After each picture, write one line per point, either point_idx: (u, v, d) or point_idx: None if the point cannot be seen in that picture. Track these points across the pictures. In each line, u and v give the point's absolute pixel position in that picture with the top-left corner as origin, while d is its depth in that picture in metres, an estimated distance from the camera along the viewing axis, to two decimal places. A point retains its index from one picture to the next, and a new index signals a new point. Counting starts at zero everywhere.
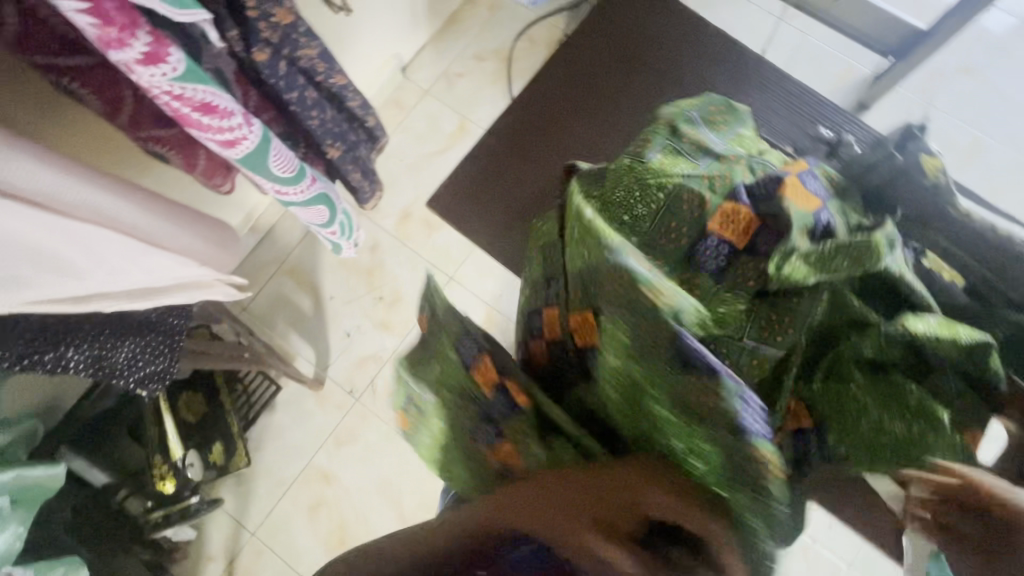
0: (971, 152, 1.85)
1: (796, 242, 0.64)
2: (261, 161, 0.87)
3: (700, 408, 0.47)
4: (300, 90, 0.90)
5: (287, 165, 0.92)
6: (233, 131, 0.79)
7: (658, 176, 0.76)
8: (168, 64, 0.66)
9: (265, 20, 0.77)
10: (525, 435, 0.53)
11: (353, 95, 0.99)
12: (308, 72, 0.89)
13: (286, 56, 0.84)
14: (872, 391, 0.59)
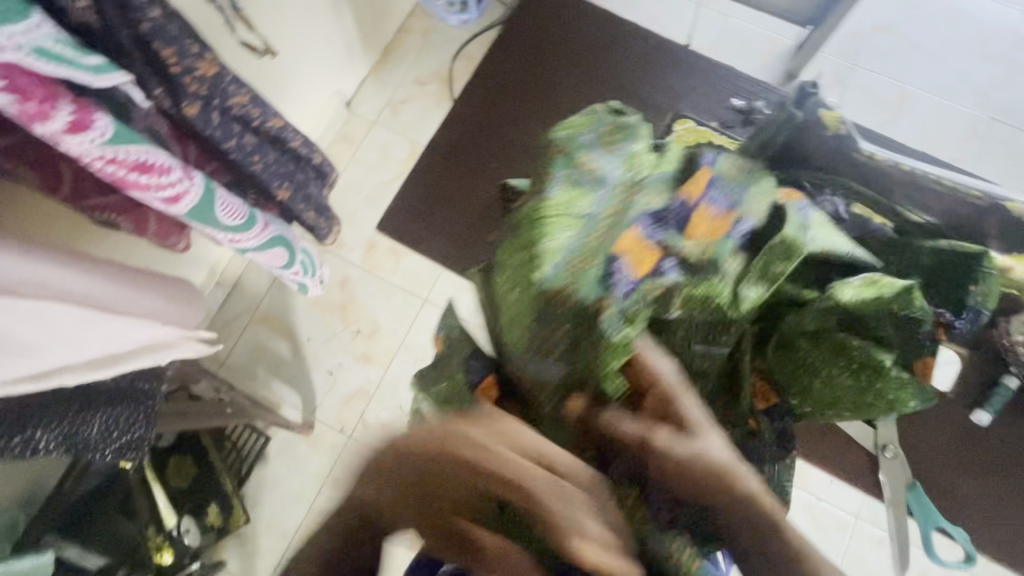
0: (899, 103, 1.95)
1: (716, 265, 0.61)
2: (208, 212, 0.88)
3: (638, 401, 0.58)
4: (237, 137, 0.90)
5: (236, 214, 0.93)
6: (173, 188, 0.80)
7: (547, 248, 0.62)
8: (99, 129, 0.67)
9: (189, 74, 0.78)
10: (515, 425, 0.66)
11: (293, 134, 1.00)
12: (243, 119, 0.90)
13: (217, 106, 0.85)
14: (819, 355, 0.63)
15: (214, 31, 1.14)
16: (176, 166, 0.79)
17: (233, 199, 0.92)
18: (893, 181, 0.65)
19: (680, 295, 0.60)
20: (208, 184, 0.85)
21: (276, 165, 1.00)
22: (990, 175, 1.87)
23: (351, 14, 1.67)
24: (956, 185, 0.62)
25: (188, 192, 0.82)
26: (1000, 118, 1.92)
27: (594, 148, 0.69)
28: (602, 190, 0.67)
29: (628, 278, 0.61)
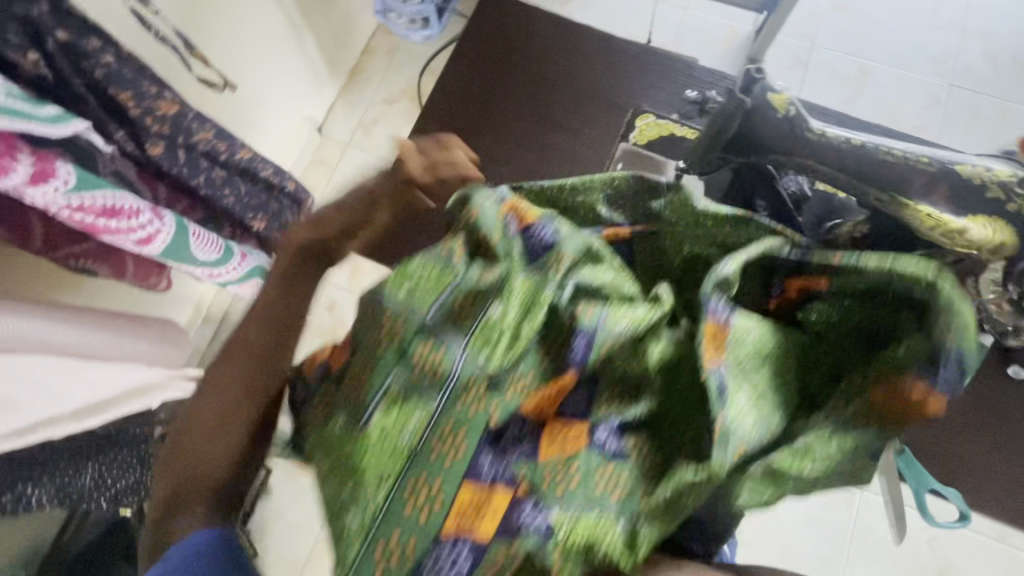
0: (860, 79, 1.98)
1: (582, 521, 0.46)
2: (182, 249, 0.88)
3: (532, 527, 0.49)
4: (206, 172, 0.90)
5: (211, 247, 0.93)
6: (144, 228, 0.80)
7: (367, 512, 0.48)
8: (59, 176, 0.67)
9: (149, 115, 0.78)
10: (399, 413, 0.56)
11: (263, 164, 1.00)
12: (210, 154, 0.90)
13: (182, 143, 0.85)
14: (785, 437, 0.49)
15: (177, 70, 1.14)
16: (144, 206, 0.80)
17: (207, 233, 0.92)
18: (865, 166, 0.60)
19: (556, 548, 0.45)
20: (179, 221, 0.86)
21: (249, 196, 1.00)
22: (956, 140, 1.91)
23: (313, 40, 1.68)
24: (912, 154, 0.59)
25: (160, 230, 0.83)
26: (958, 84, 1.96)
27: (436, 334, 0.52)
28: (438, 395, 0.50)
29: (464, 558, 0.46)
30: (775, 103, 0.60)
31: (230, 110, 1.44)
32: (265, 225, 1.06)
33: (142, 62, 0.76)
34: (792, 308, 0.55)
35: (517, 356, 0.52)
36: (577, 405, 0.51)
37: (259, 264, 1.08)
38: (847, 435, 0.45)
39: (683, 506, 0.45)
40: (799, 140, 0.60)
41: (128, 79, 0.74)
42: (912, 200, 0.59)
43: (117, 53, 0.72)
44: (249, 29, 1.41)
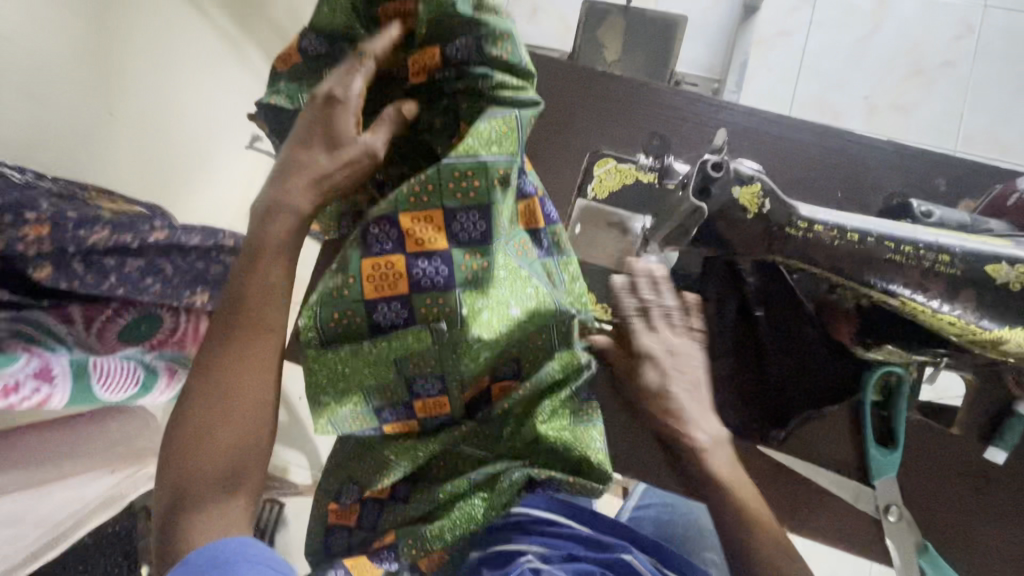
0: (877, 13, 1.59)
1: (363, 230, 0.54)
2: (87, 400, 0.60)
3: (374, 284, 0.53)
4: (117, 271, 0.61)
5: (129, 384, 0.64)
6: (40, 397, 0.56)
7: (413, 342, 0.55)
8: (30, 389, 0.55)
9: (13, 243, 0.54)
10: (353, 301, 0.54)
11: (190, 231, 0.66)
12: (116, 250, 0.60)
13: (74, 253, 0.58)
14: (360, 353, 0.54)
15: (133, 163, 0.96)
16: (30, 373, 0.55)
17: (119, 364, 0.63)
18: (866, 264, 0.47)
19: (327, 307, 0.53)
20: (82, 363, 0.60)
21: (188, 269, 0.66)
22: (997, 73, 1.55)
23: (265, 61, 1.30)
24: (925, 253, 0.45)
25: (58, 393, 0.57)
26: (994, 3, 1.56)
27: (334, 309, 0.54)
28: (362, 292, 0.53)
29: (404, 409, 0.59)
30: (742, 204, 0.47)
31: (213, 205, 1.21)
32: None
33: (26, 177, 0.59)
34: (415, 256, 0.54)
35: (366, 309, 0.54)
36: (395, 313, 0.55)
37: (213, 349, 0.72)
38: (364, 292, 0.54)
39: (388, 322, 0.55)
40: (779, 239, 0.48)
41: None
42: (923, 305, 0.46)
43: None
44: (215, 95, 1.15)
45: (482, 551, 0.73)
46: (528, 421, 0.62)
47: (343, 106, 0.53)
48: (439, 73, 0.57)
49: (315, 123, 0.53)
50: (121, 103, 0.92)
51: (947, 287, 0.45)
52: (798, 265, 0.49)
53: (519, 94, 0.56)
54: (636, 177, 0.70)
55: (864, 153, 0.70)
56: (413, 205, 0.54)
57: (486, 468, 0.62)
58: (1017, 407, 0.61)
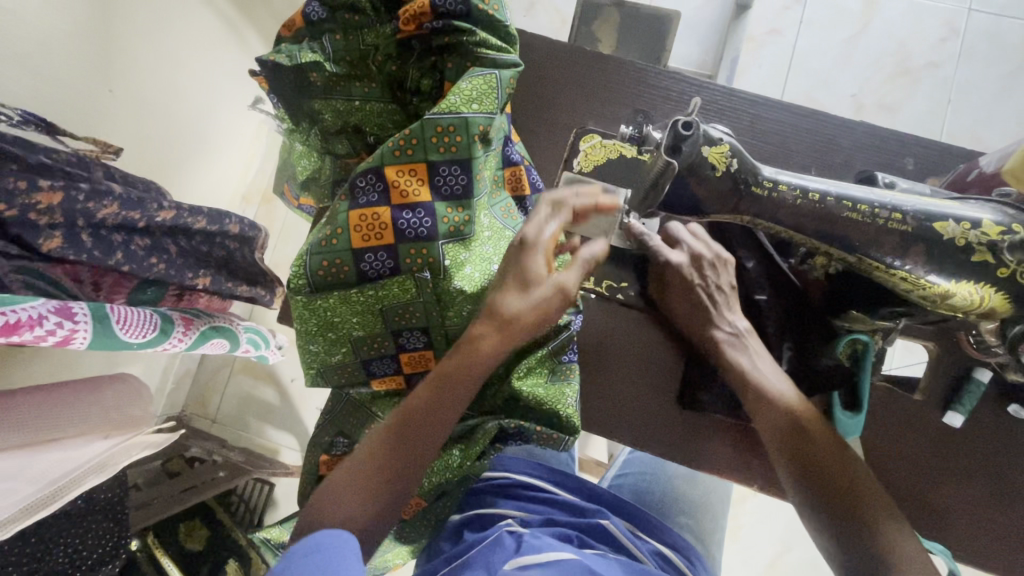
0: (865, 15, 1.63)
1: (355, 181, 0.57)
2: (110, 342, 0.62)
3: (359, 232, 0.56)
4: (124, 247, 0.66)
5: (149, 328, 0.68)
6: (60, 334, 0.58)
7: (399, 295, 0.58)
8: (53, 328, 0.57)
9: (28, 211, 0.57)
10: (376, 274, 0.57)
11: (195, 214, 0.72)
12: (126, 227, 0.65)
13: (84, 226, 0.62)
14: (348, 302, 0.58)
15: (133, 139, 0.99)
16: (46, 309, 0.57)
17: (134, 311, 0.67)
18: (828, 224, 0.50)
19: (318, 254, 0.56)
20: (97, 306, 0.62)
21: (190, 250, 0.74)
22: (982, 73, 1.59)
23: (264, 44, 1.32)
24: (880, 210, 0.49)
25: (79, 331, 0.59)
26: (978, 6, 1.60)
27: (324, 255, 0.56)
28: (346, 243, 0.56)
29: (390, 363, 0.62)
30: (710, 162, 0.50)
31: (207, 179, 1.24)
32: (257, 283, 0.85)
33: (35, 142, 0.61)
34: (399, 209, 0.56)
35: (347, 257, 0.56)
36: (382, 263, 0.57)
37: (210, 322, 0.79)
38: (345, 238, 0.56)
39: (373, 272, 0.57)
40: (745, 198, 0.52)
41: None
42: (880, 262, 0.50)
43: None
44: (212, 77, 1.17)
45: (463, 515, 0.76)
46: (508, 379, 0.65)
47: (534, 248, 0.54)
48: (429, 24, 0.59)
49: (509, 267, 0.55)
50: (124, 80, 0.95)
51: (903, 246, 0.49)
52: (771, 225, 0.53)
53: (501, 55, 0.59)
54: (623, 152, 0.73)
55: (840, 133, 0.74)
56: (399, 156, 0.56)
57: (465, 422, 0.65)
58: (976, 372, 0.65)
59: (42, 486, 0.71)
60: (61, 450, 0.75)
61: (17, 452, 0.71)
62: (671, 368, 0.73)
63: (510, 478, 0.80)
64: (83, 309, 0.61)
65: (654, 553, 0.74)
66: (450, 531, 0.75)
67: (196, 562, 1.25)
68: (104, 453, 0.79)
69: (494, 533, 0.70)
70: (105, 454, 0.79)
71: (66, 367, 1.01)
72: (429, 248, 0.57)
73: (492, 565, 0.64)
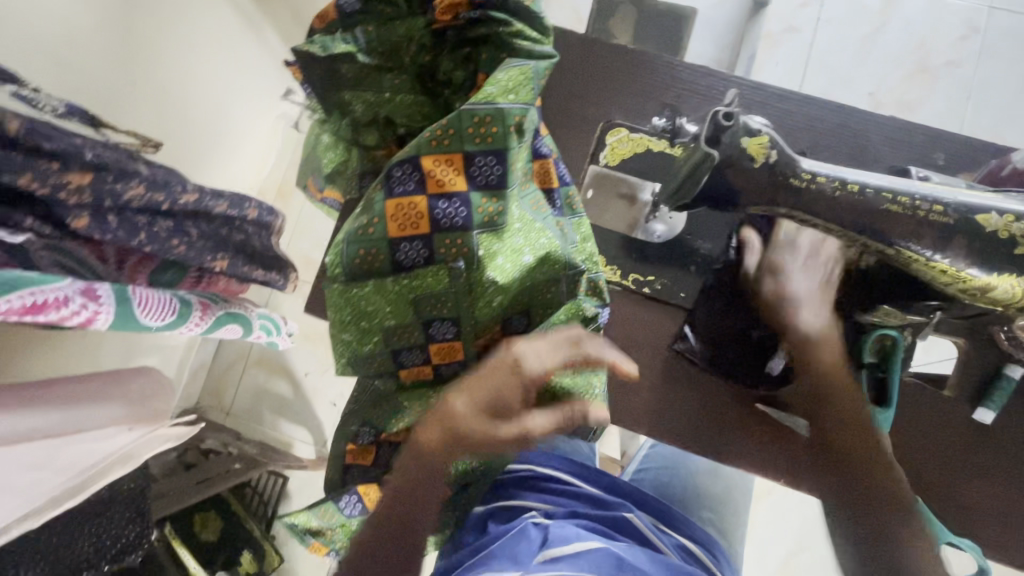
0: (884, 12, 1.61)
1: (391, 170, 0.57)
2: (128, 322, 0.65)
3: (394, 222, 0.57)
4: (148, 229, 0.66)
5: (167, 312, 0.70)
6: (84, 315, 0.60)
7: (432, 285, 0.59)
8: (77, 309, 0.59)
9: (59, 190, 0.58)
10: (412, 264, 0.58)
11: (216, 198, 0.72)
12: (150, 209, 0.65)
13: (111, 207, 0.62)
14: (381, 290, 0.59)
15: (154, 128, 0.99)
16: (71, 290, 0.59)
17: (155, 294, 0.69)
18: (865, 213, 0.50)
19: (354, 244, 0.57)
20: (120, 288, 0.64)
21: (210, 234, 0.74)
22: (1001, 72, 1.58)
23: (283, 38, 1.33)
24: (921, 203, 0.49)
25: (102, 313, 0.62)
26: (999, 4, 1.58)
27: (359, 245, 0.57)
28: (381, 233, 0.57)
29: (420, 354, 0.63)
30: (749, 154, 0.50)
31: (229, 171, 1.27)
32: (272, 268, 0.86)
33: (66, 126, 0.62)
34: (435, 199, 0.57)
35: (381, 245, 0.57)
36: (416, 252, 0.58)
37: (226, 308, 0.82)
38: (379, 229, 0.57)
39: (407, 261, 0.58)
40: (782, 190, 0.52)
41: (17, 164, 0.56)
42: (920, 256, 0.50)
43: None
44: (231, 68, 1.17)
45: (487, 506, 0.77)
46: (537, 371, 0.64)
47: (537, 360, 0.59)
48: (465, 14, 0.61)
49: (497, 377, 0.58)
50: (145, 70, 0.95)
51: (943, 235, 0.49)
52: (809, 219, 0.53)
53: (537, 45, 0.59)
54: (649, 145, 0.74)
55: (867, 127, 0.73)
56: (436, 146, 0.56)
57: None
58: (1006, 369, 0.65)
59: (69, 476, 0.75)
60: (89, 439, 0.76)
61: (49, 439, 0.72)
62: (700, 362, 0.72)
63: (533, 470, 0.80)
64: (107, 290, 0.63)
65: (678, 547, 0.74)
66: (473, 524, 0.76)
67: (214, 554, 1.26)
68: (132, 444, 0.81)
69: (519, 524, 0.70)
70: (131, 445, 0.81)
71: (86, 355, 1.02)
72: (462, 238, 0.58)
73: (519, 557, 0.64)
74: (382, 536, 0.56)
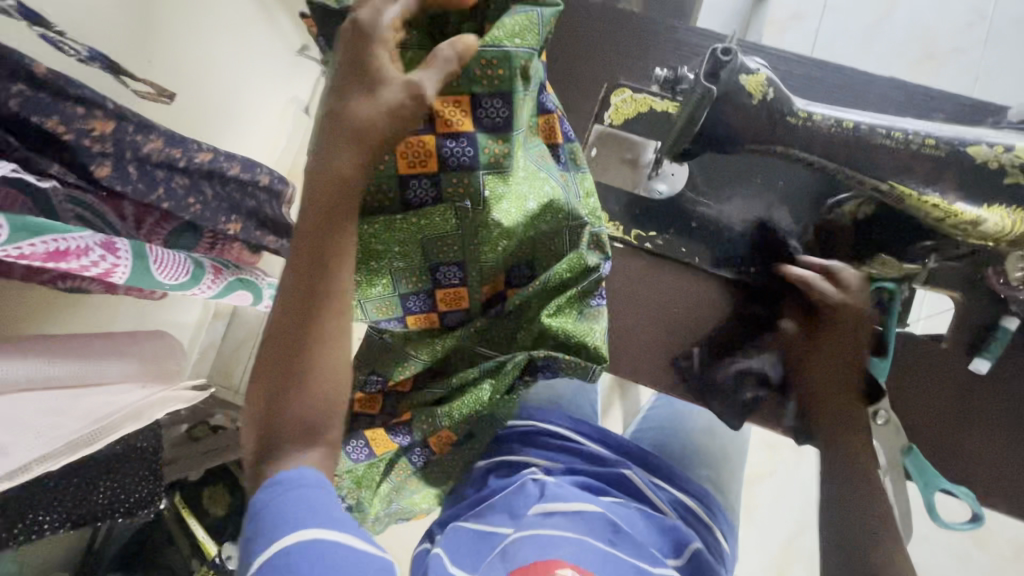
0: (890, 1, 1.62)
1: None
2: (145, 278, 0.66)
3: (404, 161, 0.59)
4: (165, 183, 0.70)
5: (182, 272, 0.71)
6: (103, 266, 0.60)
7: (438, 227, 0.62)
8: (97, 261, 0.60)
9: (82, 136, 0.61)
10: (421, 205, 0.61)
11: (230, 159, 0.77)
12: (166, 164, 0.70)
13: (131, 158, 0.66)
14: (390, 228, 0.61)
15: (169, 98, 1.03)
16: (93, 240, 0.60)
17: (170, 254, 0.70)
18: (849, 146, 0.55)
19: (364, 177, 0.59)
20: (138, 244, 0.66)
21: (225, 197, 0.78)
22: (1011, 57, 1.57)
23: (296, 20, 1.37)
24: (912, 136, 0.54)
25: (120, 265, 0.62)
26: None
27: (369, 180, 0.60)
28: (391, 170, 0.59)
29: (425, 298, 0.66)
30: (748, 88, 0.55)
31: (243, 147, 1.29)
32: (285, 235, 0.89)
33: None
34: (443, 139, 0.59)
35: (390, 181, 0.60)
36: (424, 190, 0.61)
37: (237, 274, 0.82)
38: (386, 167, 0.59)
39: (416, 200, 0.61)
40: (778, 126, 0.57)
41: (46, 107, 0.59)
42: (913, 189, 0.54)
43: (27, 78, 0.56)
44: (247, 46, 1.21)
45: (489, 460, 0.78)
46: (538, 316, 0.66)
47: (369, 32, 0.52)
48: None
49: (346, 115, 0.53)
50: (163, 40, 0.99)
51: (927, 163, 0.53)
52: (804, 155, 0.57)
53: None
54: (652, 106, 0.75)
55: (867, 88, 0.75)
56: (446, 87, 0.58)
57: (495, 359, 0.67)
58: (1003, 320, 0.66)
59: (87, 424, 0.74)
60: (102, 392, 0.78)
61: (62, 389, 0.74)
62: (702, 317, 0.73)
63: (535, 426, 0.81)
64: (126, 245, 0.64)
65: (674, 502, 0.76)
66: (475, 478, 0.77)
67: (219, 526, 1.28)
68: (141, 400, 0.81)
69: (518, 480, 0.72)
70: (141, 402, 0.81)
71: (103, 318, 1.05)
72: (468, 178, 0.60)
73: (516, 513, 0.68)
74: (272, 346, 0.53)
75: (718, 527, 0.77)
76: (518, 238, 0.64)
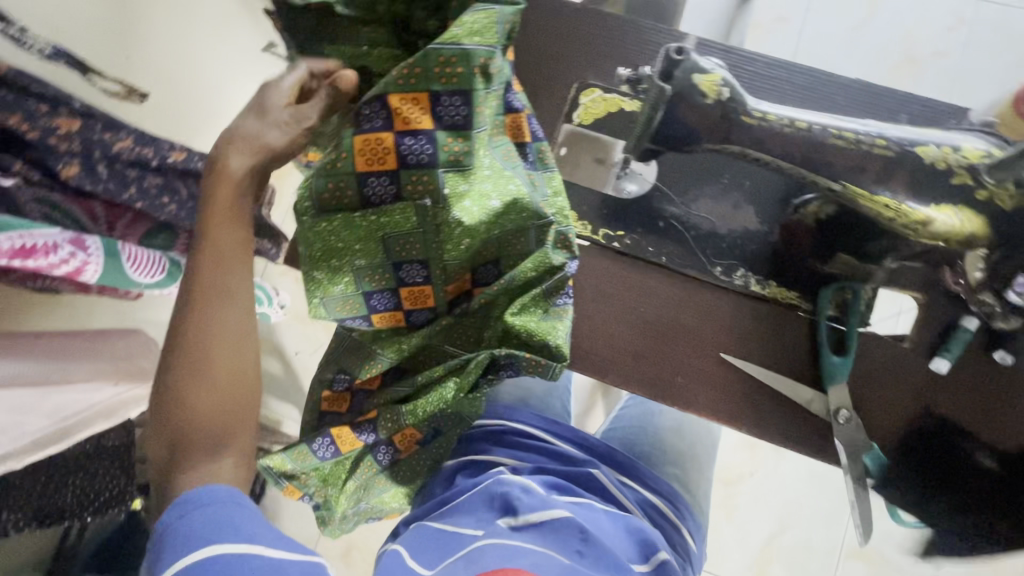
0: (869, 8, 1.64)
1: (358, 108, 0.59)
2: (119, 274, 0.70)
3: (363, 158, 0.59)
4: (138, 182, 0.68)
5: (156, 270, 0.76)
6: (73, 263, 0.64)
7: (400, 224, 0.62)
8: (66, 258, 0.63)
9: (48, 134, 0.60)
10: (381, 202, 0.61)
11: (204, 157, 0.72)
12: (138, 163, 0.67)
13: (100, 157, 0.65)
14: (349, 224, 0.61)
15: None
16: (62, 238, 0.63)
17: (145, 252, 0.74)
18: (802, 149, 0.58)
19: (321, 174, 0.59)
20: (110, 243, 0.69)
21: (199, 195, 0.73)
22: (987, 62, 1.59)
23: None
24: (864, 138, 0.57)
25: (91, 262, 0.66)
26: None
27: (327, 177, 0.59)
28: (348, 166, 0.59)
29: (387, 296, 0.65)
30: (703, 88, 0.57)
31: None
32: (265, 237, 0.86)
33: None
34: (400, 136, 0.59)
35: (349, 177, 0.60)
36: (384, 188, 0.61)
37: None
38: (343, 164, 0.59)
39: (376, 198, 0.61)
40: (734, 125, 0.59)
41: (7, 104, 0.58)
42: (865, 190, 0.59)
43: None
44: None
45: (458, 461, 0.78)
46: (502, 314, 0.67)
47: (273, 88, 0.60)
48: None
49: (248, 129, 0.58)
50: None
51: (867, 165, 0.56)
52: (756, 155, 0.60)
53: None
54: (621, 106, 0.77)
55: (833, 91, 0.75)
56: (405, 84, 0.58)
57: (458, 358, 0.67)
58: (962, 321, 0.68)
59: (55, 422, 0.74)
60: (72, 390, 0.77)
61: (32, 386, 0.73)
62: (674, 319, 0.73)
63: (506, 426, 0.81)
64: (95, 241, 0.67)
65: (642, 502, 0.76)
66: (443, 476, 0.77)
67: None
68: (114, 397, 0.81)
69: (488, 479, 0.72)
70: (115, 399, 0.82)
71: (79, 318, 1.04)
72: (427, 176, 0.60)
73: (484, 517, 0.68)
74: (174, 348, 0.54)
75: (686, 525, 0.77)
76: (481, 236, 0.63)
